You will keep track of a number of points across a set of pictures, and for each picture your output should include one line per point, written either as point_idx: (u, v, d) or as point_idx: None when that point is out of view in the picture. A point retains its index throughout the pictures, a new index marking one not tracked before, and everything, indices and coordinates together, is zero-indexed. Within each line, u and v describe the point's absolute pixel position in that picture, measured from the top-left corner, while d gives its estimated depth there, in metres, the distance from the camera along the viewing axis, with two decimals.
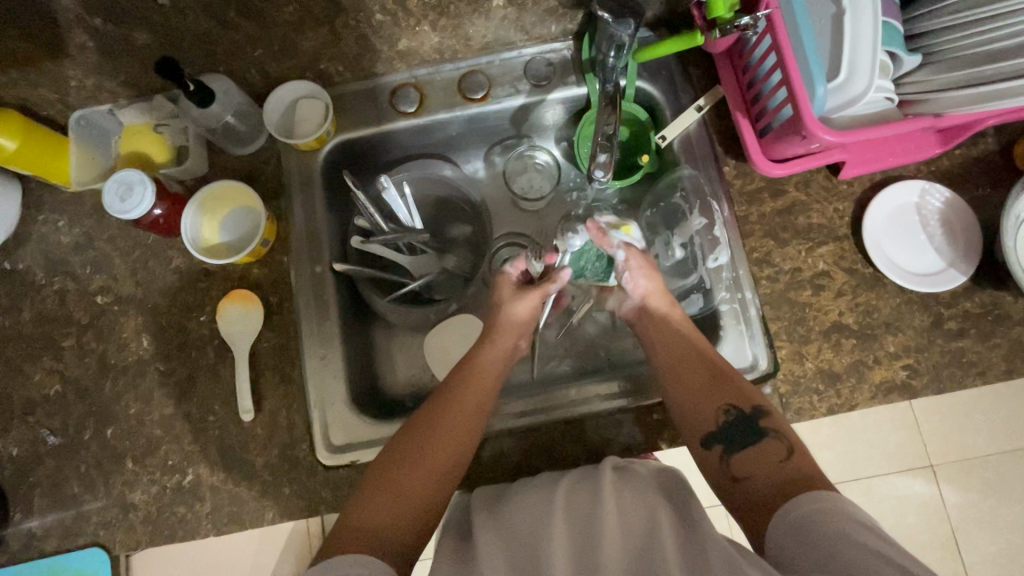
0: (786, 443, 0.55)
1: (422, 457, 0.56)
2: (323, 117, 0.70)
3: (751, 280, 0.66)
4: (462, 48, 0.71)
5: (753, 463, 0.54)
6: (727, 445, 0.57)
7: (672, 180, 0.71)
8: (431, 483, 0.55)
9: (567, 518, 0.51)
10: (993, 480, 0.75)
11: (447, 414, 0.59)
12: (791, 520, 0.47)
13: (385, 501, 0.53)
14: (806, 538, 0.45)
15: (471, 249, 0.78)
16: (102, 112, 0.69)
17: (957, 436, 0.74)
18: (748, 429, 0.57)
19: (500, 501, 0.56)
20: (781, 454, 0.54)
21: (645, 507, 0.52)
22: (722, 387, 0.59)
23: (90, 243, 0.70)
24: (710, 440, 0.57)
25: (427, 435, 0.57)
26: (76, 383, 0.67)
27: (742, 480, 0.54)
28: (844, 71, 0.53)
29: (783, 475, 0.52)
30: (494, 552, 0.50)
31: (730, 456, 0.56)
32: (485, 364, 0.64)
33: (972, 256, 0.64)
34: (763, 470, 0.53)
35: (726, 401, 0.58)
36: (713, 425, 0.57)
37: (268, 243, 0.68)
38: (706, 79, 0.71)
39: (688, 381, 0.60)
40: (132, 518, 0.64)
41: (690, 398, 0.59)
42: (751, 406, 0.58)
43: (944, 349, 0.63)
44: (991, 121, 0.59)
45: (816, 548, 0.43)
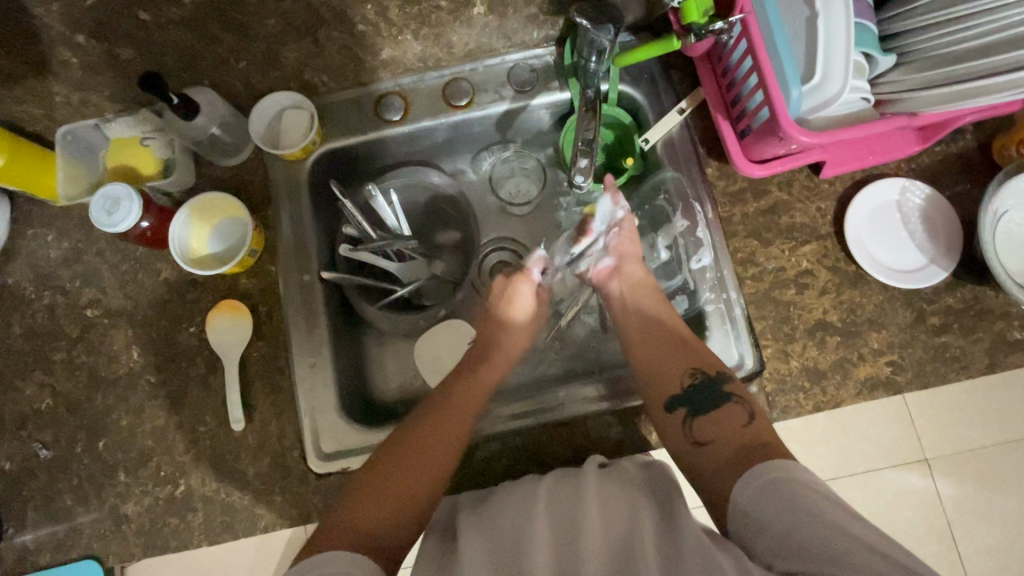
0: (746, 407, 0.58)
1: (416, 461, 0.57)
2: (308, 126, 0.70)
3: (735, 280, 0.67)
4: (445, 56, 0.71)
5: (711, 428, 0.58)
6: (690, 407, 0.59)
7: (656, 181, 0.72)
8: (420, 487, 0.56)
9: (549, 512, 0.51)
10: (986, 472, 0.74)
11: (441, 423, 0.60)
12: (753, 491, 0.50)
13: (374, 503, 0.54)
14: (767, 509, 0.48)
15: (460, 254, 0.78)
16: (86, 126, 0.69)
17: (950, 429, 0.73)
18: (713, 391, 0.60)
19: (484, 502, 0.56)
20: (742, 419, 0.57)
21: (628, 505, 0.52)
22: (688, 354, 0.63)
23: (79, 257, 0.70)
24: (673, 403, 0.60)
25: (419, 440, 0.59)
26: (67, 396, 0.67)
27: (704, 443, 0.57)
28: (818, 74, 0.54)
29: (745, 441, 0.55)
30: (477, 549, 0.49)
31: (694, 419, 0.59)
32: (477, 371, 0.66)
33: (952, 252, 0.65)
34: (726, 432, 0.57)
35: (693, 365, 0.61)
36: (678, 388, 0.60)
37: (255, 253, 0.69)
38: (688, 82, 0.71)
39: (656, 350, 0.64)
40: (125, 530, 0.64)
41: (659, 361, 0.63)
42: (715, 371, 0.61)
43: (926, 345, 0.64)
44: (968, 118, 0.60)
45: (779, 522, 0.47)
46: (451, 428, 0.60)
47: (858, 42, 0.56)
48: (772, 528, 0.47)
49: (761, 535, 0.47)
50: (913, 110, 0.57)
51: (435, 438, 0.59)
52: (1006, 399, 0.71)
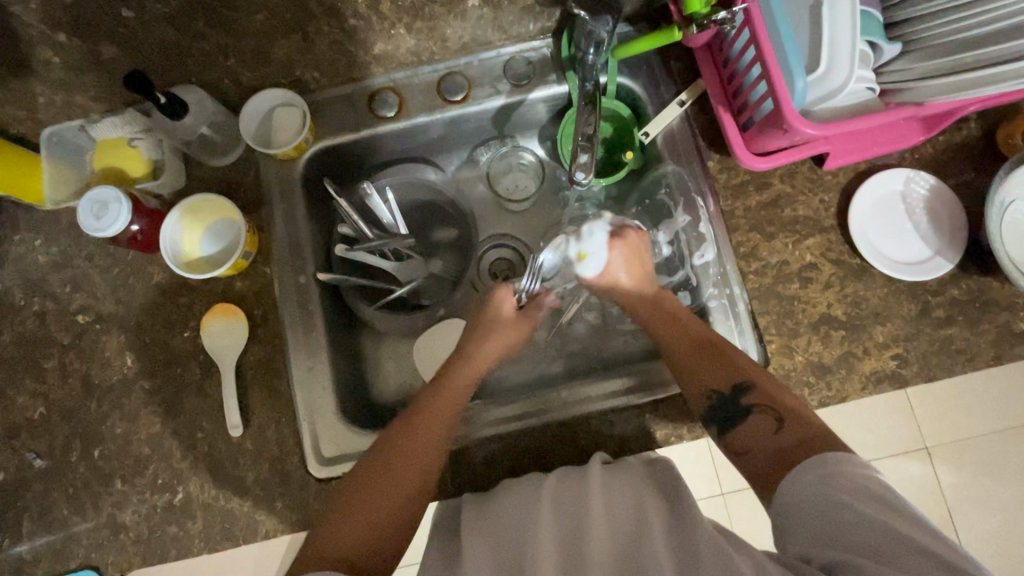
0: (775, 412, 0.56)
1: (389, 484, 0.55)
2: (300, 125, 0.68)
3: (738, 275, 0.66)
4: (439, 49, 0.70)
5: (744, 438, 0.56)
6: (720, 424, 0.58)
7: (656, 176, 0.71)
8: (394, 511, 0.54)
9: (554, 509, 0.51)
10: (987, 460, 0.74)
11: (410, 444, 0.58)
12: (794, 493, 0.49)
13: (354, 527, 0.53)
14: (807, 509, 0.47)
15: (458, 251, 0.78)
16: (71, 128, 0.67)
17: (953, 418, 0.72)
18: (734, 404, 0.58)
19: (487, 497, 0.55)
20: (772, 426, 0.55)
21: (635, 502, 0.51)
22: (704, 366, 0.60)
23: (68, 262, 0.69)
24: (704, 420, 0.59)
25: (393, 464, 0.56)
26: (61, 404, 0.66)
27: (743, 454, 0.56)
28: (823, 64, 0.52)
29: (777, 446, 0.54)
30: (481, 547, 0.49)
31: (725, 435, 0.58)
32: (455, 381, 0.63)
33: (957, 243, 0.64)
34: (756, 444, 0.55)
35: (709, 385, 0.59)
36: (702, 409, 0.59)
37: (249, 255, 0.67)
38: (687, 74, 0.70)
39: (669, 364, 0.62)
40: (123, 540, 0.63)
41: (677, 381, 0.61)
42: (734, 382, 0.58)
43: (932, 337, 0.63)
44: (973, 107, 0.59)
45: (818, 526, 0.46)
46: (422, 448, 0.58)
47: (863, 30, 0.55)
48: (812, 529, 0.46)
49: (799, 532, 0.47)
50: (920, 100, 0.55)
51: (406, 461, 0.57)
52: (1011, 385, 0.70)
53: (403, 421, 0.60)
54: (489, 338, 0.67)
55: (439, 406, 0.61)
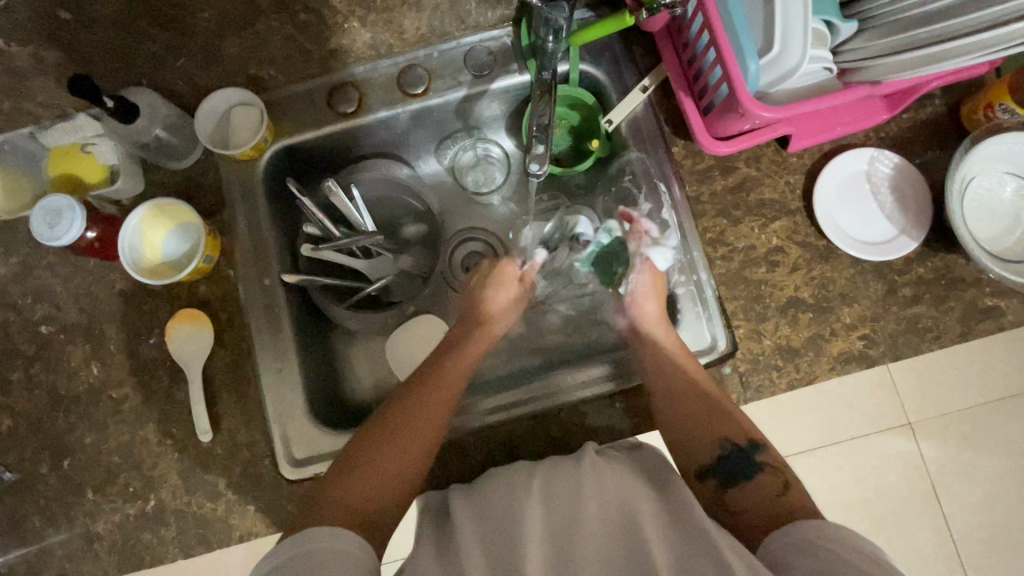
0: (782, 477, 0.55)
1: (409, 440, 0.57)
2: (258, 123, 0.66)
3: (705, 262, 0.66)
4: (398, 41, 0.69)
5: (745, 496, 0.55)
6: (721, 478, 0.57)
7: (621, 163, 0.71)
8: (410, 463, 0.57)
9: (545, 500, 0.50)
10: (970, 433, 0.74)
11: (428, 402, 0.60)
12: (783, 540, 0.47)
13: (365, 484, 0.54)
14: (795, 553, 0.45)
15: (425, 246, 0.77)
16: (23, 135, 0.66)
17: (933, 391, 0.72)
18: (745, 461, 0.57)
19: (475, 486, 0.56)
20: (778, 487, 0.54)
21: (628, 493, 0.51)
22: (718, 420, 0.59)
23: (28, 272, 0.68)
24: (705, 472, 0.58)
25: (410, 418, 0.59)
26: (28, 417, 0.65)
27: (735, 512, 0.54)
28: (777, 45, 0.52)
29: (778, 508, 0.52)
30: (472, 539, 0.49)
31: (725, 489, 0.56)
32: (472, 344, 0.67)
33: (923, 221, 0.64)
34: (754, 504, 0.54)
35: (722, 436, 0.58)
36: (707, 457, 0.58)
37: (212, 258, 0.66)
38: (650, 58, 0.69)
39: (679, 407, 0.60)
40: (97, 549, 0.63)
41: (688, 430, 0.59)
42: (747, 440, 0.57)
43: (899, 317, 0.63)
44: (934, 84, 0.58)
45: (812, 568, 0.43)
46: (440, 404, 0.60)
47: (817, 9, 0.54)
48: (802, 568, 0.44)
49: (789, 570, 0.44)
50: (876, 79, 0.55)
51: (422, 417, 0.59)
52: (993, 359, 0.71)
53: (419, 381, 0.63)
54: (503, 312, 0.71)
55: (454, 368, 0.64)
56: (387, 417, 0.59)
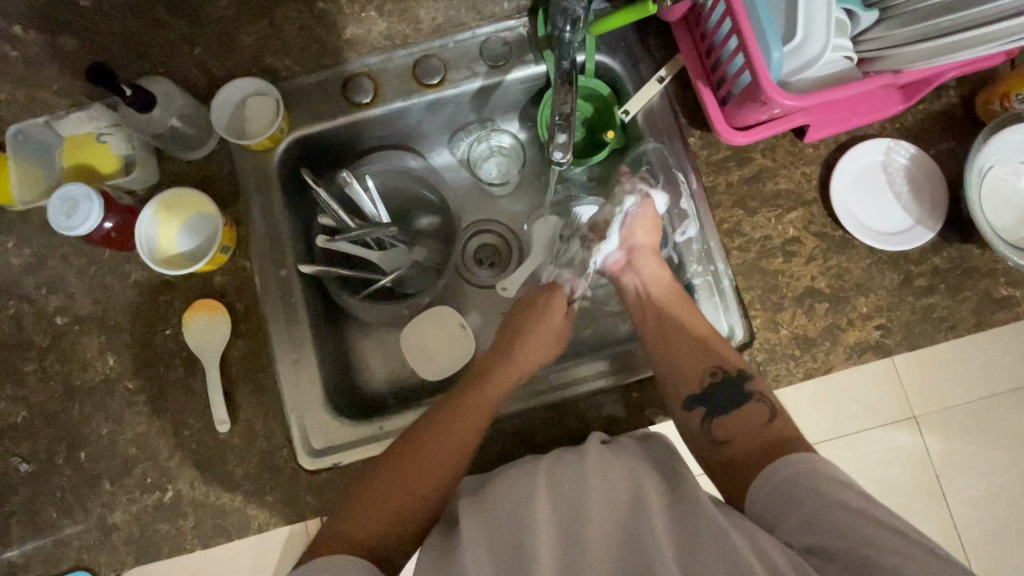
0: (769, 406, 0.59)
1: (425, 473, 0.57)
2: (274, 113, 0.66)
3: (722, 251, 0.66)
4: (413, 32, 0.68)
5: (731, 424, 0.59)
6: (710, 407, 0.60)
7: (637, 154, 0.70)
8: (423, 497, 0.57)
9: (551, 493, 0.50)
10: (972, 427, 0.75)
11: (447, 438, 0.59)
12: (769, 489, 0.52)
13: (377, 515, 0.55)
14: (786, 501, 0.50)
15: (441, 239, 0.77)
16: (38, 125, 0.65)
17: (937, 386, 0.73)
18: (730, 392, 0.60)
19: (480, 490, 0.53)
20: (763, 418, 0.58)
21: (632, 483, 0.51)
22: (711, 351, 0.62)
23: (42, 262, 0.67)
24: (692, 402, 0.61)
25: (427, 450, 0.58)
26: (43, 408, 0.65)
27: (723, 442, 0.58)
28: (800, 34, 0.52)
29: (764, 438, 0.57)
30: (477, 536, 0.48)
31: (713, 417, 0.60)
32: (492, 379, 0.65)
33: (938, 211, 0.64)
34: (742, 434, 0.58)
35: (715, 364, 0.61)
36: (698, 387, 0.61)
37: (228, 250, 0.66)
38: (665, 49, 0.69)
39: (675, 340, 0.64)
40: (114, 540, 0.63)
41: (682, 355, 0.63)
42: (737, 370, 0.61)
43: (914, 307, 0.64)
44: (951, 74, 0.59)
45: (804, 514, 0.48)
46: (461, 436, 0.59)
47: None
48: (794, 516, 0.48)
49: (784, 519, 0.49)
50: (896, 68, 0.55)
51: (440, 450, 0.58)
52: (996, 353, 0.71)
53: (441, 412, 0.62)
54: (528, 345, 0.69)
55: (475, 400, 0.63)
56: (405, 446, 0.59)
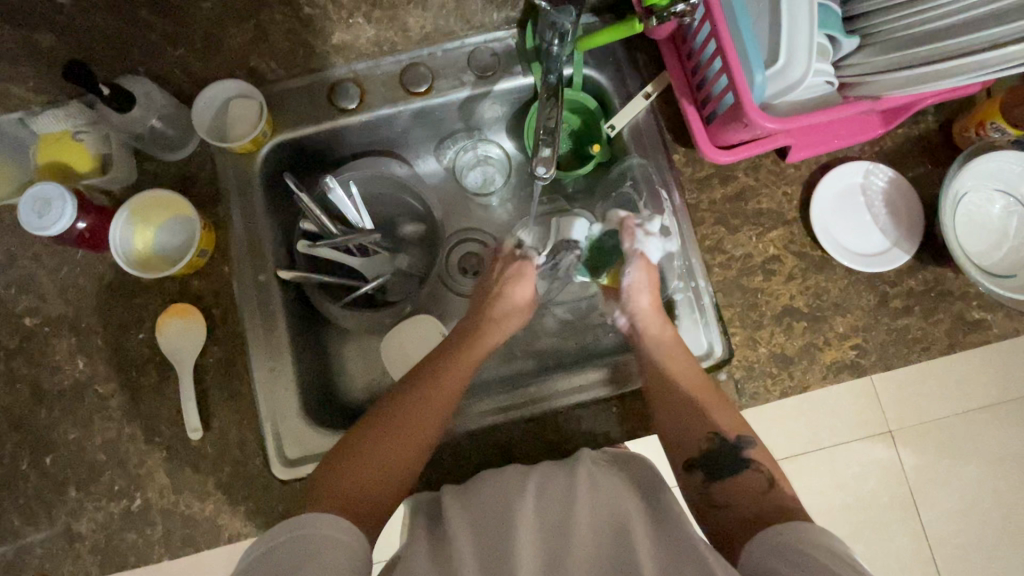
0: (767, 474, 0.56)
1: (407, 437, 0.57)
2: (258, 116, 0.66)
3: (704, 268, 0.66)
4: (401, 39, 0.68)
5: (732, 492, 0.56)
6: (708, 471, 0.58)
7: (622, 169, 0.70)
8: (414, 454, 0.57)
9: (538, 500, 0.51)
10: (945, 441, 0.80)
11: (432, 393, 0.60)
12: (760, 546, 0.49)
13: (361, 478, 0.54)
14: (776, 558, 0.46)
15: (425, 247, 0.77)
16: (9, 121, 0.63)
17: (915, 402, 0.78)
18: (732, 454, 0.58)
19: (467, 486, 0.55)
20: (763, 484, 0.56)
21: (617, 498, 0.52)
22: (711, 412, 0.60)
23: (12, 261, 0.66)
24: (693, 464, 0.58)
25: (410, 415, 0.58)
26: (8, 411, 0.63)
27: (722, 506, 0.56)
28: (783, 56, 0.52)
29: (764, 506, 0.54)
30: (465, 536, 0.49)
31: (713, 482, 0.57)
32: (476, 345, 0.65)
33: (913, 235, 0.66)
34: (744, 498, 0.55)
35: (715, 429, 0.58)
36: (696, 451, 0.58)
37: (206, 253, 0.65)
38: (652, 65, 0.70)
39: (667, 406, 0.60)
40: (79, 549, 0.61)
41: (679, 419, 0.59)
42: (737, 435, 0.58)
43: (890, 327, 0.65)
44: (929, 101, 0.60)
45: (790, 570, 0.44)
46: (440, 401, 0.59)
47: (822, 23, 0.54)
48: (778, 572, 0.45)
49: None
50: (875, 94, 0.56)
51: (425, 414, 0.59)
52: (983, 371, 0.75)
53: (426, 377, 0.61)
54: (510, 310, 0.69)
55: (461, 361, 0.63)
56: (390, 412, 0.58)
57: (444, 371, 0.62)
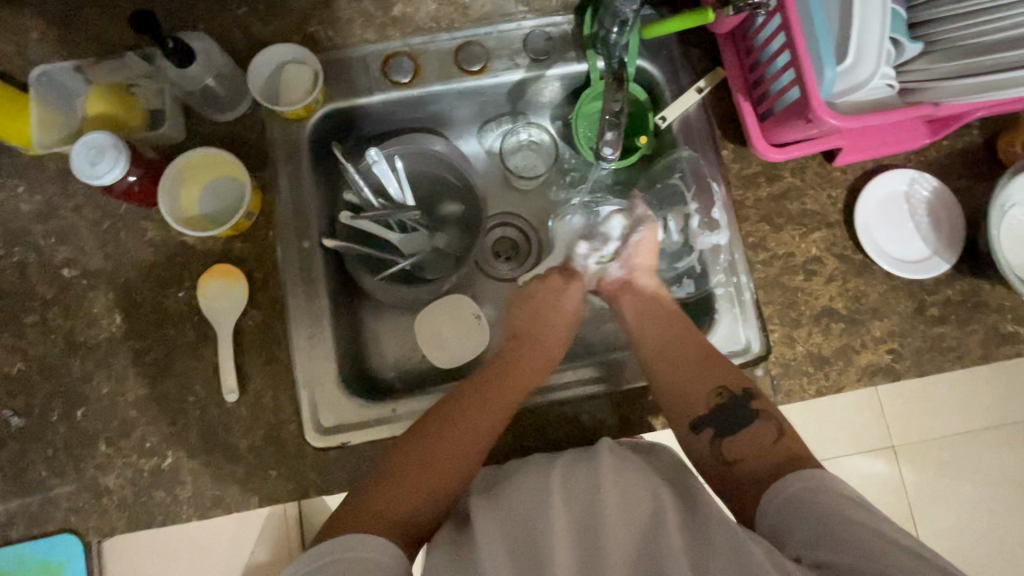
0: (776, 425, 0.57)
1: (453, 452, 0.56)
2: (312, 83, 0.65)
3: (746, 264, 0.67)
4: (459, 16, 0.69)
5: (743, 447, 0.56)
6: (717, 428, 0.58)
7: (671, 162, 0.70)
8: (462, 467, 0.55)
9: (566, 496, 0.49)
10: (948, 460, 0.76)
11: (478, 408, 0.59)
12: (783, 501, 0.50)
13: (399, 494, 0.53)
14: (797, 517, 0.48)
15: (462, 227, 0.76)
16: (66, 70, 0.64)
17: (921, 419, 0.75)
18: (740, 409, 0.59)
19: (497, 488, 0.52)
20: (771, 436, 0.56)
21: (646, 490, 0.50)
22: (712, 369, 0.62)
23: (53, 212, 0.65)
24: (699, 423, 0.59)
25: (465, 426, 0.58)
26: (41, 361, 0.63)
27: (733, 463, 0.56)
28: (851, 55, 0.52)
29: (775, 458, 0.54)
30: (493, 537, 0.47)
31: (721, 438, 0.58)
32: (524, 363, 0.65)
33: (954, 245, 0.66)
34: (753, 453, 0.56)
35: (721, 384, 0.60)
36: (704, 408, 0.59)
37: (252, 216, 0.64)
38: (706, 61, 0.70)
39: (678, 368, 0.62)
40: (105, 504, 0.60)
41: (686, 380, 0.61)
42: (741, 389, 0.60)
43: (925, 334, 0.65)
44: (980, 113, 0.60)
45: (813, 531, 0.46)
46: (488, 416, 0.59)
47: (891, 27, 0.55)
48: (804, 531, 0.46)
49: (791, 535, 0.47)
50: (936, 100, 0.56)
51: (473, 424, 0.58)
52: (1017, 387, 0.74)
53: (474, 390, 0.61)
54: (555, 320, 0.70)
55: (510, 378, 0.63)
56: (438, 423, 0.58)
57: (492, 384, 0.62)
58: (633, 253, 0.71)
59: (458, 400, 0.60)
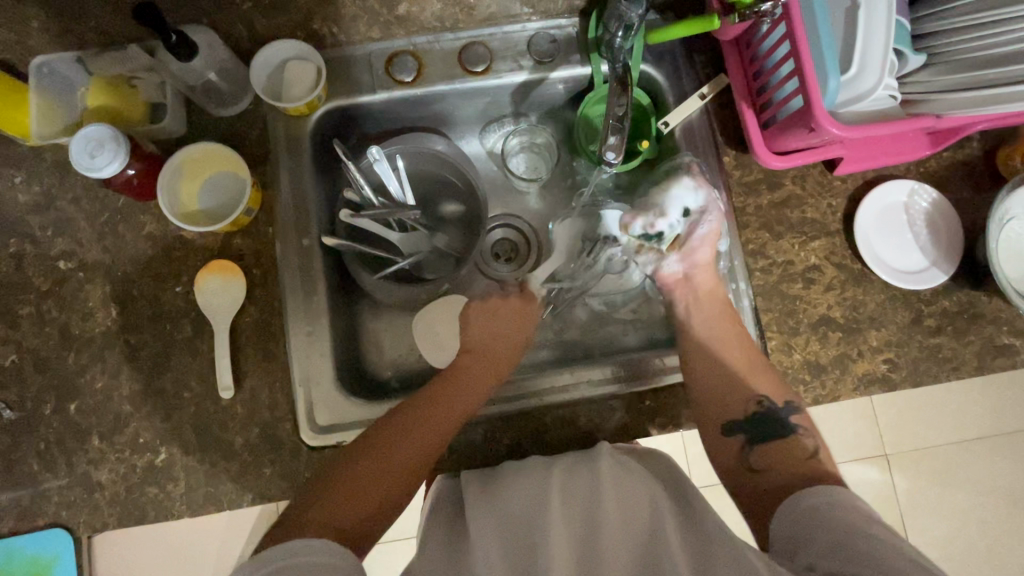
0: (805, 439, 0.60)
1: (405, 455, 0.57)
2: (314, 82, 0.65)
3: (745, 271, 0.68)
4: (463, 17, 0.68)
5: (773, 456, 0.60)
6: (751, 436, 0.62)
7: (672, 166, 0.69)
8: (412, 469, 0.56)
9: (564, 497, 0.49)
10: (937, 467, 0.85)
11: (433, 411, 0.60)
12: (799, 514, 0.50)
13: (347, 498, 0.53)
14: (813, 527, 0.48)
15: (462, 227, 0.76)
16: (66, 60, 0.63)
17: (912, 422, 0.85)
18: (774, 422, 0.62)
19: (493, 480, 0.52)
20: (806, 452, 0.59)
21: (644, 493, 0.50)
22: (755, 380, 0.64)
23: (51, 203, 0.64)
24: (732, 428, 0.62)
25: (418, 429, 0.58)
26: (35, 353, 0.62)
27: (762, 470, 0.59)
28: (854, 68, 0.53)
29: None
30: (489, 533, 0.47)
31: (753, 446, 0.61)
32: (482, 368, 0.65)
33: (952, 257, 0.67)
34: (784, 463, 0.59)
35: (757, 394, 0.63)
36: (743, 414, 0.63)
37: (251, 212, 0.64)
38: (709, 68, 0.70)
39: (709, 373, 0.64)
40: (96, 499, 0.60)
41: (715, 387, 0.63)
42: (784, 400, 0.62)
43: (922, 345, 0.66)
44: (982, 126, 0.61)
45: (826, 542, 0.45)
46: (443, 421, 0.59)
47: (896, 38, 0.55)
48: (820, 541, 0.46)
49: (807, 546, 0.46)
50: (938, 112, 0.57)
51: (426, 427, 0.59)
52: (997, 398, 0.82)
53: (429, 394, 0.61)
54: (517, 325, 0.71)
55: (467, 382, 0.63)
56: (393, 428, 0.58)
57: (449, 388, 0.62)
58: (695, 247, 0.71)
59: (414, 402, 0.61)
